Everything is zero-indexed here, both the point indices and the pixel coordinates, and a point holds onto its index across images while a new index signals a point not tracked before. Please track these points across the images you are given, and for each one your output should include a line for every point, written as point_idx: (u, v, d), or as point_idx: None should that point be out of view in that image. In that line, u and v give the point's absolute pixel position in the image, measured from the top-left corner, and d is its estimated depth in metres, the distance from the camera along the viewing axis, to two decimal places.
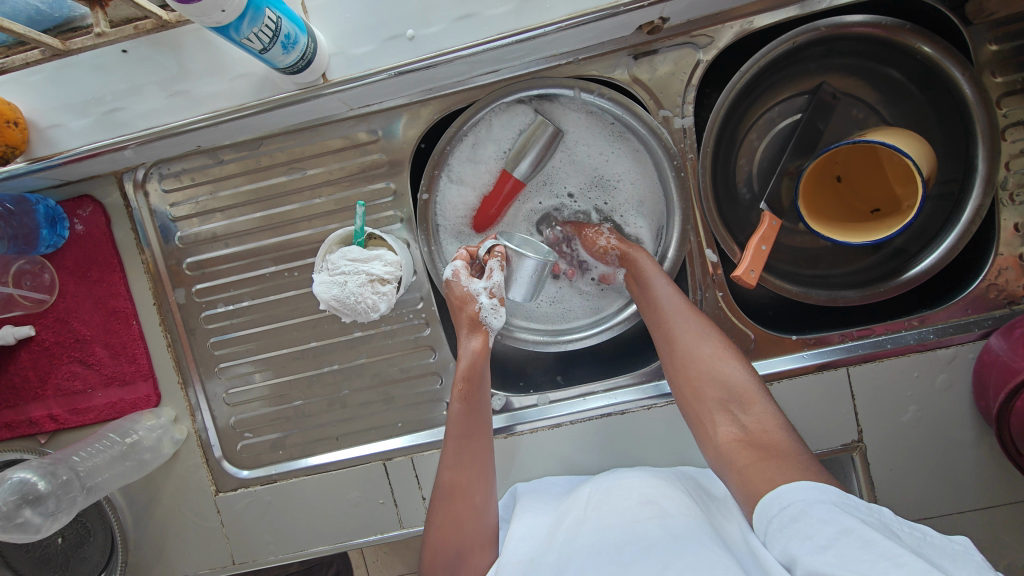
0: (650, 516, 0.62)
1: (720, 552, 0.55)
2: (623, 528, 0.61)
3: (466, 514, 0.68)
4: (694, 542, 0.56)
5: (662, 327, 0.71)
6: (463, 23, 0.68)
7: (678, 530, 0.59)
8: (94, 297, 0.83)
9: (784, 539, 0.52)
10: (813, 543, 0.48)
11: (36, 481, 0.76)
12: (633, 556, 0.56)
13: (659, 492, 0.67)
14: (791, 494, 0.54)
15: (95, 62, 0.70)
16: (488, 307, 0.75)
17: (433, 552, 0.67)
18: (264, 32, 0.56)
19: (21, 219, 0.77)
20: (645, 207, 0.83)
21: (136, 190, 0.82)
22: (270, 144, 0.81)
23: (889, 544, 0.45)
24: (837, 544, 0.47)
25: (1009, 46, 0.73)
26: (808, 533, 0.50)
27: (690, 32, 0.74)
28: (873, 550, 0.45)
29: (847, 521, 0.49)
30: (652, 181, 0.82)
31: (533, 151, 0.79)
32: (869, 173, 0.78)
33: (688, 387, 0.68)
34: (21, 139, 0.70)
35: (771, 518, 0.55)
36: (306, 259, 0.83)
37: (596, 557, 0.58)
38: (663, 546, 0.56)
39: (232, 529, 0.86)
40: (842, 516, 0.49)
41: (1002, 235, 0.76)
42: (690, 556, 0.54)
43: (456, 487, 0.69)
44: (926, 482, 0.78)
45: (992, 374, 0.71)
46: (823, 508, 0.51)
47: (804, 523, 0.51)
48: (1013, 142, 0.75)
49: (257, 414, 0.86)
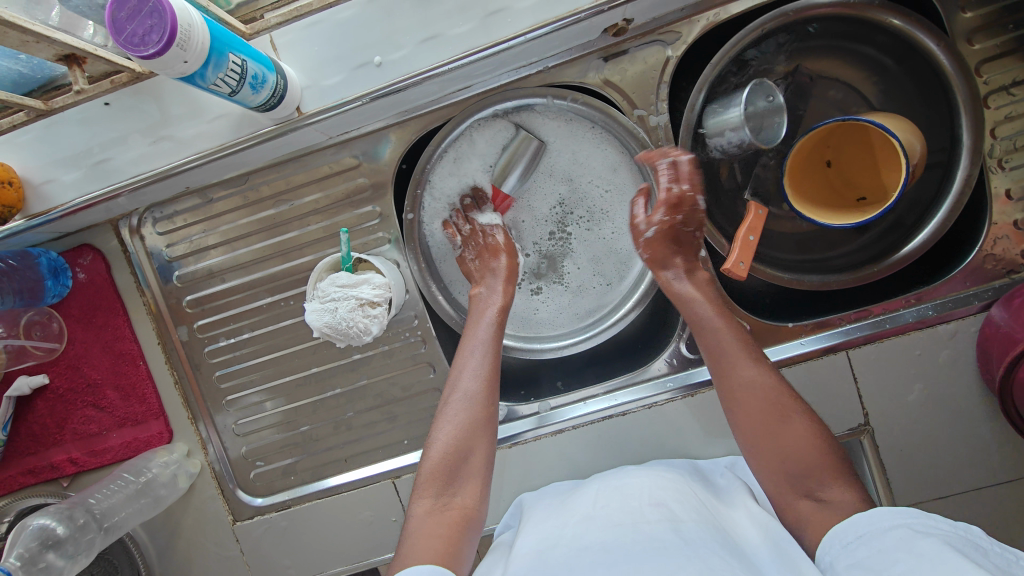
0: (660, 519, 0.62)
1: (734, 561, 0.56)
2: (634, 529, 0.62)
3: (480, 424, 0.67)
4: (705, 548, 0.57)
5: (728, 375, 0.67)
6: (428, 45, 0.69)
7: (688, 531, 0.60)
8: (101, 341, 0.86)
9: (858, 563, 0.51)
10: (884, 568, 0.48)
11: (55, 525, 0.78)
12: (642, 555, 0.57)
13: (669, 494, 0.67)
14: (864, 522, 0.54)
15: (81, 117, 0.73)
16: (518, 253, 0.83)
17: (439, 458, 0.66)
18: (231, 75, 0.57)
19: (25, 273, 0.80)
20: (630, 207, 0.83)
21: (132, 235, 0.85)
22: (256, 178, 0.83)
23: (956, 560, 0.45)
24: (903, 562, 0.47)
25: (983, 12, 0.72)
26: (879, 557, 0.50)
27: (657, 30, 0.75)
28: (940, 567, 0.45)
29: (921, 543, 0.48)
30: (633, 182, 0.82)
31: (517, 164, 0.80)
32: (859, 159, 0.78)
33: (757, 442, 0.64)
34: (18, 198, 0.73)
35: (844, 544, 0.54)
36: (301, 287, 0.85)
37: (609, 555, 0.58)
38: (673, 547, 0.57)
39: (252, 556, 0.87)
40: (917, 539, 0.49)
41: (996, 204, 0.74)
42: (701, 561, 0.54)
43: (475, 396, 0.68)
44: (938, 460, 0.76)
45: (994, 346, 0.70)
46: (898, 533, 0.50)
47: (882, 550, 0.50)
48: (997, 108, 0.73)
49: (267, 441, 0.88)
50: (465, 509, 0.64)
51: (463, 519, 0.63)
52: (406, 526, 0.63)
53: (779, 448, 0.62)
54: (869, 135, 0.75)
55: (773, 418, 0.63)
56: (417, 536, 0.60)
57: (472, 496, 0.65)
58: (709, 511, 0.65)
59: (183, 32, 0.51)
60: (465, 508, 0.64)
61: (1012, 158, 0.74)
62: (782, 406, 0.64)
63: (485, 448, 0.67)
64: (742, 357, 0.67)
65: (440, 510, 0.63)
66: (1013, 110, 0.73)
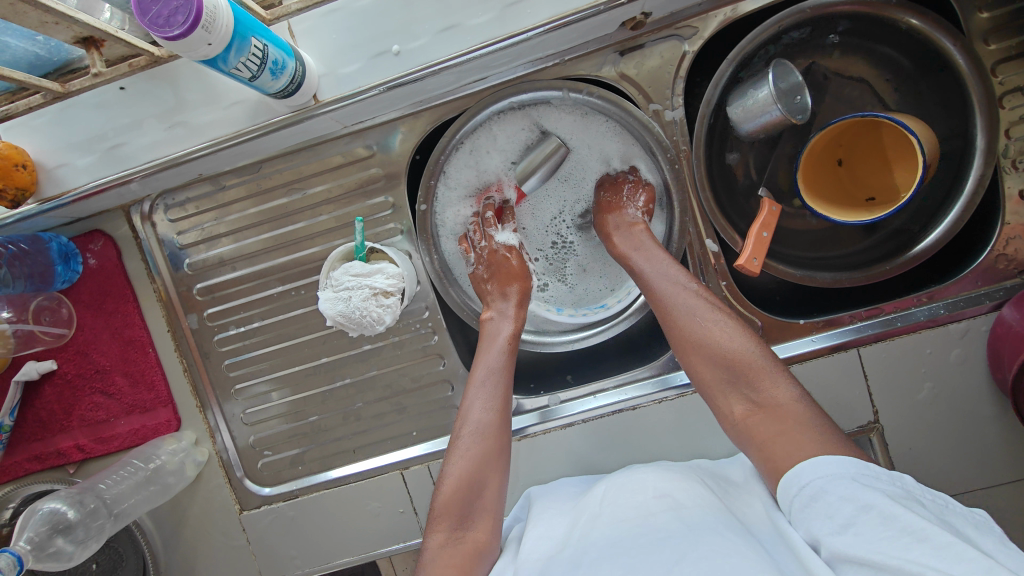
0: (664, 508, 0.62)
1: (737, 538, 0.56)
2: (638, 520, 0.61)
3: (490, 459, 0.70)
4: (710, 530, 0.57)
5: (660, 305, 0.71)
6: (447, 34, 0.69)
7: (692, 517, 0.60)
8: (110, 327, 0.85)
9: (812, 521, 0.52)
10: (844, 529, 0.49)
11: (65, 510, 0.78)
12: (647, 547, 0.57)
13: (674, 485, 0.67)
14: (809, 473, 0.55)
15: (96, 101, 0.73)
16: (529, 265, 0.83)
17: (452, 491, 0.68)
18: (252, 59, 0.57)
19: (36, 258, 0.79)
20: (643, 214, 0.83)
21: (144, 222, 0.84)
22: (269, 166, 0.83)
23: (912, 518, 0.47)
24: (859, 521, 0.49)
25: (1001, 12, 0.72)
26: (829, 512, 0.51)
27: (675, 24, 0.75)
28: (898, 527, 0.46)
29: (866, 495, 0.50)
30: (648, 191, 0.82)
31: (540, 167, 0.79)
32: (873, 160, 0.78)
33: (693, 367, 0.68)
34: (31, 181, 0.73)
35: (793, 498, 0.55)
36: (312, 277, 0.85)
37: (616, 548, 0.58)
38: (677, 535, 0.57)
39: (259, 546, 0.87)
40: (862, 490, 0.51)
41: (1009, 204, 0.74)
42: (706, 545, 0.54)
43: (485, 429, 0.71)
44: (947, 459, 0.76)
45: (1006, 345, 0.71)
46: (842, 485, 0.52)
47: (830, 504, 0.52)
48: (1012, 109, 0.73)
49: (275, 431, 0.88)
50: (477, 543, 0.66)
51: (476, 553, 0.65)
52: (422, 556, 0.66)
53: (716, 363, 0.66)
54: (885, 135, 0.75)
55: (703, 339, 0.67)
56: (435, 569, 0.63)
57: (484, 527, 0.67)
58: (716, 499, 0.65)
59: (209, 15, 0.50)
60: (478, 542, 0.66)
61: None
62: (708, 322, 0.68)
63: (497, 479, 0.69)
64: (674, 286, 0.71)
65: (454, 543, 0.65)
66: None
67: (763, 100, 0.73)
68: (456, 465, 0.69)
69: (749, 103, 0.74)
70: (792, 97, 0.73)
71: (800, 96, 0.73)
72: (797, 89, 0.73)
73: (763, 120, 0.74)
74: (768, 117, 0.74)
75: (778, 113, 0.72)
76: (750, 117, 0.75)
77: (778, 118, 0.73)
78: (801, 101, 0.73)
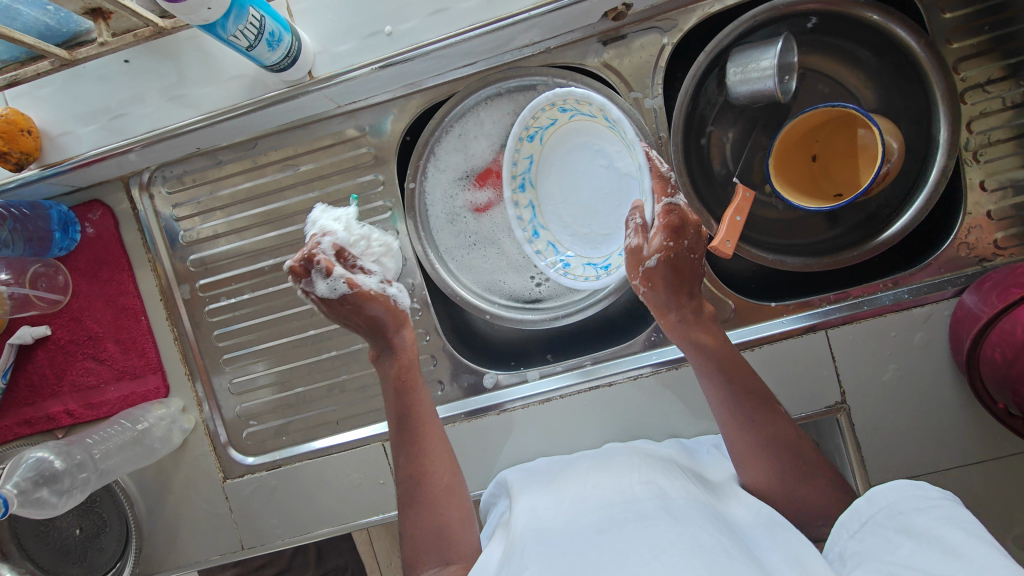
0: (651, 497, 0.65)
1: (723, 536, 0.59)
2: (623, 506, 0.64)
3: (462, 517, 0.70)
4: (694, 522, 0.59)
5: (750, 422, 0.67)
6: (437, 18, 0.73)
7: (677, 507, 0.62)
8: (105, 295, 0.88)
9: (863, 550, 0.56)
10: (886, 553, 0.53)
11: (52, 459, 0.80)
12: (630, 530, 0.59)
13: (658, 473, 0.70)
14: (866, 510, 0.58)
15: (101, 73, 0.76)
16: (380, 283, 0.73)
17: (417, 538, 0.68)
18: (249, 28, 0.61)
19: (36, 222, 0.82)
20: (580, 148, 0.79)
21: (142, 193, 0.87)
22: (265, 143, 0.86)
23: (951, 536, 0.49)
24: (905, 544, 0.52)
25: (963, 12, 0.76)
26: (882, 542, 0.55)
27: (655, 17, 0.79)
28: (937, 546, 0.49)
29: (916, 522, 0.53)
30: (598, 116, 0.75)
31: None
32: (845, 159, 0.82)
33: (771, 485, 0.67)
34: (35, 147, 0.76)
35: (851, 533, 0.59)
36: (302, 250, 0.87)
37: (600, 532, 0.61)
38: (663, 522, 0.59)
39: (241, 515, 0.89)
40: (912, 518, 0.54)
41: (970, 194, 0.78)
42: (691, 536, 0.57)
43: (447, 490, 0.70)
44: (911, 440, 0.79)
45: (964, 327, 0.74)
46: (896, 516, 0.55)
47: (884, 534, 0.55)
48: (974, 104, 0.77)
49: (261, 401, 0.90)
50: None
51: None
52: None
53: (787, 491, 0.66)
54: (857, 135, 0.80)
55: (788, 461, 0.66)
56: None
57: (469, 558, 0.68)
58: (699, 490, 0.68)
59: None
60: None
61: (986, 152, 0.77)
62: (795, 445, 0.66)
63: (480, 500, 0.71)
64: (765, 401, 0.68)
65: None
66: (988, 107, 0.77)
67: (764, 72, 0.76)
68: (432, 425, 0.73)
69: (749, 68, 0.76)
70: (783, 77, 0.79)
71: (790, 76, 0.78)
72: (789, 69, 0.78)
73: (755, 91, 0.78)
74: (760, 88, 0.77)
75: (774, 87, 0.76)
76: (747, 84, 0.78)
77: (769, 92, 0.77)
78: (789, 82, 0.79)
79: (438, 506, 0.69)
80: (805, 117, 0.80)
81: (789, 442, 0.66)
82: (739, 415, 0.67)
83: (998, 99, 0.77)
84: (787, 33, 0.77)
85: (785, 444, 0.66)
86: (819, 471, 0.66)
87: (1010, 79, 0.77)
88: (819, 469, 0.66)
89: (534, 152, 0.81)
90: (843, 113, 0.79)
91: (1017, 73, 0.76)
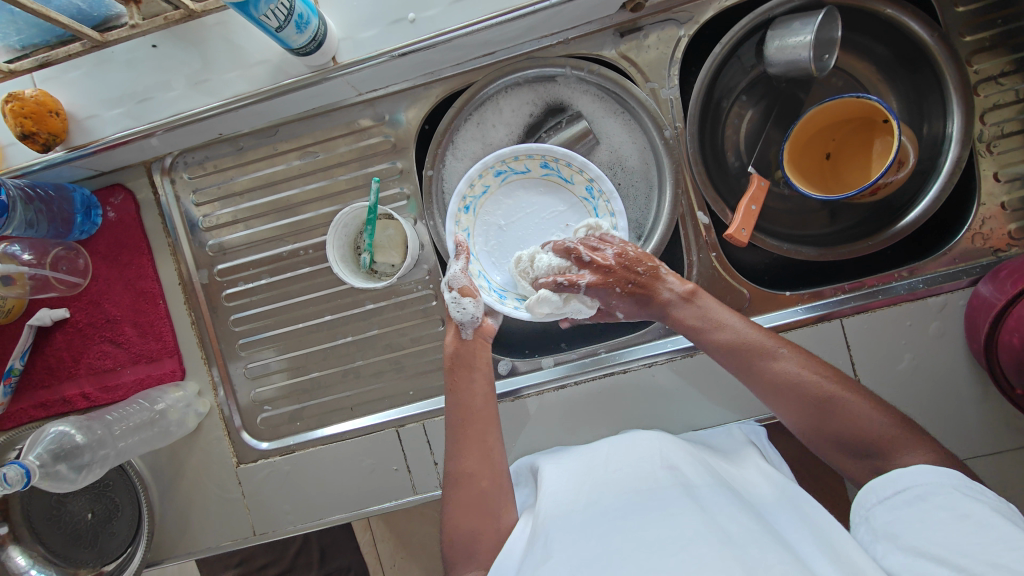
0: (674, 483, 0.64)
1: (748, 520, 0.58)
2: (647, 490, 0.64)
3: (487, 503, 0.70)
4: (720, 510, 0.59)
5: (747, 361, 0.69)
6: (459, 6, 0.74)
7: (700, 493, 0.62)
8: (124, 279, 0.89)
9: (895, 521, 0.57)
10: (922, 529, 0.54)
11: (74, 434, 0.81)
12: (655, 519, 0.59)
13: (681, 456, 0.69)
14: (904, 479, 0.58)
15: (128, 57, 0.78)
16: (454, 300, 0.76)
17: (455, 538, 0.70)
18: (280, 9, 0.62)
19: (60, 204, 0.82)
20: (519, 202, 0.83)
21: (163, 177, 0.88)
22: (285, 130, 0.87)
23: (1008, 530, 0.49)
24: (951, 524, 0.52)
25: (975, 6, 0.77)
26: (919, 517, 0.55)
27: (671, 9, 0.80)
28: (987, 534, 0.50)
29: (964, 505, 0.53)
30: (534, 168, 0.81)
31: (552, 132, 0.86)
32: (858, 156, 0.83)
33: (824, 427, 0.65)
34: (62, 129, 0.77)
35: (881, 499, 0.59)
36: (319, 237, 0.88)
37: (624, 520, 0.61)
38: (687, 511, 0.59)
39: (253, 500, 0.89)
40: (959, 500, 0.54)
41: (984, 185, 0.79)
42: (714, 525, 0.57)
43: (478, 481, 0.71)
44: (928, 429, 0.79)
45: (980, 316, 0.74)
46: (939, 493, 0.55)
47: (922, 509, 0.55)
48: (987, 97, 0.78)
49: (276, 386, 0.90)
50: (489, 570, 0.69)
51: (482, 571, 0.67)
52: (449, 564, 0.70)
53: (818, 425, 0.65)
54: (876, 135, 0.81)
55: (801, 403, 0.66)
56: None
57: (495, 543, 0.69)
58: (719, 472, 0.68)
59: None
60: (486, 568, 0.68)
61: (1000, 144, 0.78)
62: (801, 373, 0.66)
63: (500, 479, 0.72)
64: (767, 347, 0.68)
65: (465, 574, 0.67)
66: (1000, 99, 0.78)
67: (800, 46, 0.76)
68: (478, 384, 0.75)
69: (788, 40, 0.77)
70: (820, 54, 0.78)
71: (829, 55, 0.77)
72: (830, 46, 0.76)
73: (790, 62, 0.79)
74: (795, 60, 0.78)
75: (809, 60, 0.76)
76: (782, 57, 0.79)
77: (803, 66, 0.78)
78: (827, 60, 0.77)
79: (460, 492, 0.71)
80: (826, 108, 0.80)
81: (799, 384, 0.66)
82: (745, 363, 0.69)
83: (1011, 91, 0.78)
84: (831, 8, 0.76)
85: (790, 387, 0.66)
86: (839, 397, 0.64)
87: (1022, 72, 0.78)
88: (837, 396, 0.64)
89: (470, 225, 0.82)
90: (859, 108, 0.79)
91: None
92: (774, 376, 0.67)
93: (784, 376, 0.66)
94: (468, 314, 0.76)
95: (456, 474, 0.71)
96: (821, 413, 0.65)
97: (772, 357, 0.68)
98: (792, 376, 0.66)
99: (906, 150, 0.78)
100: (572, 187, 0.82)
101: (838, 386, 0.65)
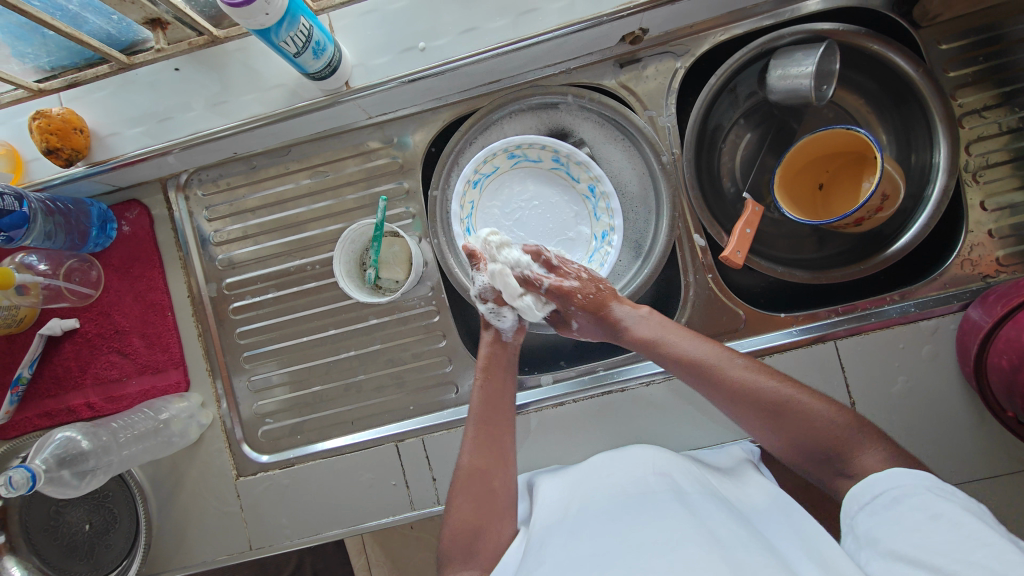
0: (666, 490, 0.65)
1: (739, 527, 0.59)
2: (638, 496, 0.65)
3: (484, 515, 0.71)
4: (708, 516, 0.60)
5: (704, 376, 0.70)
6: (467, 36, 0.79)
7: (691, 500, 0.63)
8: (135, 291, 0.91)
9: (877, 528, 0.58)
10: (905, 535, 0.55)
11: (81, 438, 0.81)
12: (647, 523, 0.60)
13: (673, 466, 0.70)
14: (880, 484, 0.60)
15: (151, 79, 0.82)
16: (489, 310, 0.78)
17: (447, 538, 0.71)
18: (299, 36, 0.66)
19: (78, 216, 0.85)
20: (518, 192, 0.86)
21: (178, 194, 0.91)
22: (297, 150, 0.91)
23: (973, 525, 0.52)
24: (928, 526, 0.54)
25: (959, 43, 0.81)
26: (900, 521, 0.57)
27: (668, 42, 0.84)
28: (954, 534, 0.52)
29: (938, 505, 0.55)
30: (505, 163, 0.84)
31: None
32: (849, 187, 0.85)
33: (781, 433, 0.67)
34: (85, 145, 0.81)
35: (862, 505, 0.61)
36: (326, 253, 0.91)
37: (614, 523, 0.62)
38: (679, 516, 0.60)
39: (251, 513, 0.89)
40: (934, 501, 0.56)
41: (972, 213, 0.81)
42: (706, 529, 0.57)
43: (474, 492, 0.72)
44: (923, 452, 0.79)
45: (969, 340, 0.76)
46: (914, 496, 0.57)
47: (898, 513, 0.57)
48: (971, 129, 0.82)
49: (279, 399, 0.91)
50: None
51: None
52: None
53: (779, 431, 0.67)
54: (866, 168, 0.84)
55: (756, 412, 0.67)
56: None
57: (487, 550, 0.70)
58: (712, 483, 0.69)
59: None
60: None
61: (985, 174, 0.81)
62: (757, 384, 0.68)
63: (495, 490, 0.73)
64: (727, 362, 0.70)
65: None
66: (984, 131, 0.82)
67: (800, 76, 0.80)
68: (504, 385, 0.78)
69: (790, 70, 0.81)
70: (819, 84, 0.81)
71: (826, 85, 0.80)
72: (829, 77, 0.79)
73: (791, 90, 0.82)
74: (796, 88, 0.81)
75: (808, 89, 0.80)
76: (783, 85, 0.82)
77: (803, 94, 0.81)
78: (825, 91, 0.80)
79: (456, 503, 0.71)
80: (818, 138, 0.83)
81: (756, 391, 0.68)
82: (705, 376, 0.70)
83: (995, 123, 0.82)
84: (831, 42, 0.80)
85: (748, 394, 0.68)
86: (799, 402, 0.67)
87: (1004, 106, 0.81)
88: (795, 399, 0.67)
89: (470, 228, 0.83)
90: (848, 140, 0.82)
91: (1011, 100, 0.81)
92: (731, 388, 0.69)
93: (742, 387, 0.68)
94: (507, 323, 0.79)
95: (454, 487, 0.72)
96: (778, 421, 0.67)
97: (730, 366, 0.70)
98: (749, 387, 0.68)
99: (893, 182, 0.81)
100: (593, 223, 0.85)
101: (796, 391, 0.68)
